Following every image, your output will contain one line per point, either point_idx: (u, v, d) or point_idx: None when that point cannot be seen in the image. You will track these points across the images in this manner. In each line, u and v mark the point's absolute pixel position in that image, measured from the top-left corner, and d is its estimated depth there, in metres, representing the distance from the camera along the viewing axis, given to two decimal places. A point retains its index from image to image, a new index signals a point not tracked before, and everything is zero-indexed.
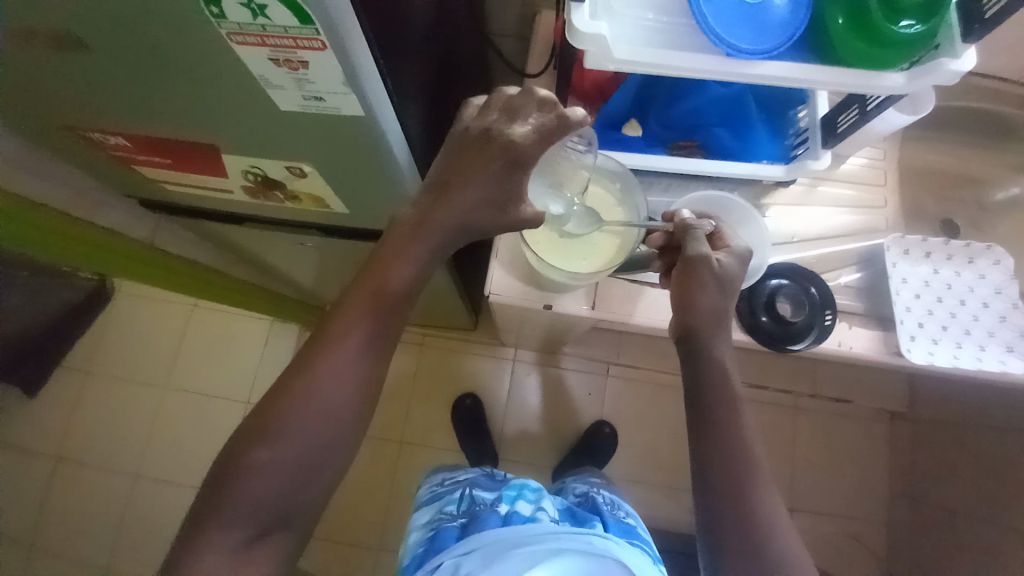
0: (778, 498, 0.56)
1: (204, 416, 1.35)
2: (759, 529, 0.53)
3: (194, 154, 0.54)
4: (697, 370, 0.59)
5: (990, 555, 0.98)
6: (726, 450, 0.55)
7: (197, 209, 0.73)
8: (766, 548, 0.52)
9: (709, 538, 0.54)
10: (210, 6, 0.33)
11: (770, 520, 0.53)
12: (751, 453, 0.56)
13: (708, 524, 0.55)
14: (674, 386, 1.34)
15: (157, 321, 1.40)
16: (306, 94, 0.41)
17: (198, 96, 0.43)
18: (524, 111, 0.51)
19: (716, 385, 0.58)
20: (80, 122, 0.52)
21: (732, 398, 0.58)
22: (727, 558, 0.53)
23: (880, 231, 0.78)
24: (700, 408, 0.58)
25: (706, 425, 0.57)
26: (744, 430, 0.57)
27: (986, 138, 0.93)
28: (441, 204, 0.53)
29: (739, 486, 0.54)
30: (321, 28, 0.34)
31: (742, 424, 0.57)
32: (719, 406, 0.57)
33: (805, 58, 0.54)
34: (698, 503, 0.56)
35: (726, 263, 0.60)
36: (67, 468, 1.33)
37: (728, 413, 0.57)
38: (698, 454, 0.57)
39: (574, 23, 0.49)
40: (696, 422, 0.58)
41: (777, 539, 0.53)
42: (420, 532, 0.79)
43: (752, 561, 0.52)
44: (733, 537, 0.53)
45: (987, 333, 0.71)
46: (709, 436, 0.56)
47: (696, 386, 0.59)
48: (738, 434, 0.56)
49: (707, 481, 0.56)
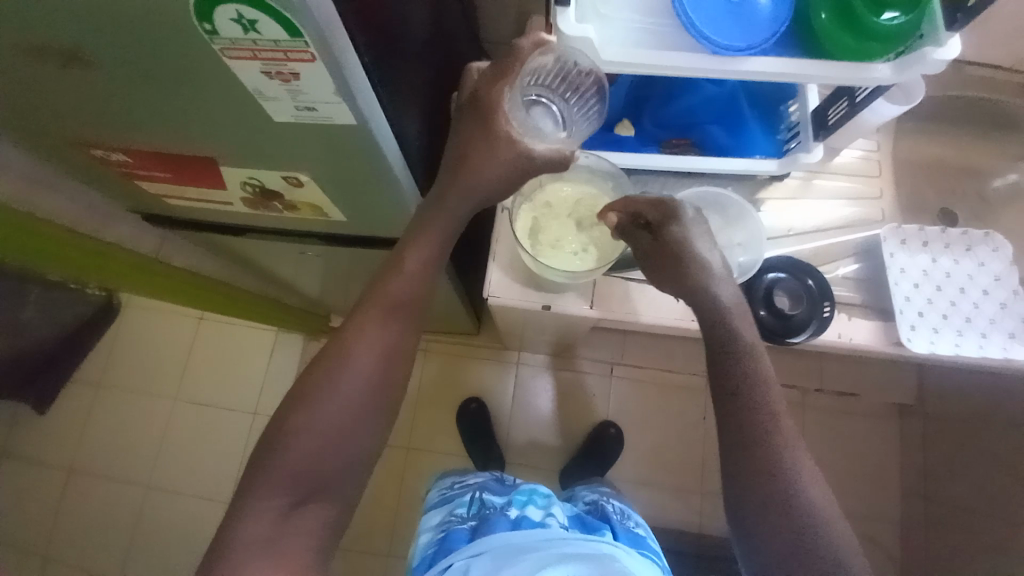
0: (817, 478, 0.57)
1: (213, 428, 1.37)
2: (786, 482, 0.55)
3: (194, 167, 0.55)
4: (723, 356, 0.60)
5: (1003, 550, 0.96)
6: (756, 435, 0.56)
7: (200, 222, 0.74)
8: (791, 501, 0.54)
9: (737, 492, 0.56)
10: (203, 23, 0.34)
11: (798, 475, 0.55)
12: (782, 440, 0.56)
13: (736, 481, 0.57)
14: (679, 386, 1.34)
15: (165, 333, 1.42)
16: (299, 105, 0.42)
17: (193, 109, 0.44)
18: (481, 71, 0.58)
19: (741, 371, 0.58)
20: (85, 139, 0.54)
21: (760, 386, 0.58)
22: (756, 509, 0.55)
23: (877, 222, 0.78)
24: (722, 372, 0.59)
25: (733, 413, 0.58)
26: (773, 417, 0.57)
27: (985, 127, 0.92)
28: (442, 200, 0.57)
29: (767, 444, 0.56)
30: (310, 40, 0.35)
31: (771, 411, 0.57)
32: (746, 393, 0.58)
33: (792, 53, 0.54)
34: (727, 487, 0.58)
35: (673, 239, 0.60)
36: (81, 480, 1.35)
37: (757, 401, 0.57)
38: (727, 440, 0.58)
39: (561, 27, 0.50)
40: (721, 410, 0.59)
41: (803, 491, 0.55)
42: (431, 533, 0.79)
43: (789, 545, 0.53)
44: (759, 492, 0.55)
45: (989, 321, 0.71)
46: (738, 424, 0.57)
47: (719, 371, 0.60)
48: (767, 420, 0.57)
49: (737, 468, 0.57)
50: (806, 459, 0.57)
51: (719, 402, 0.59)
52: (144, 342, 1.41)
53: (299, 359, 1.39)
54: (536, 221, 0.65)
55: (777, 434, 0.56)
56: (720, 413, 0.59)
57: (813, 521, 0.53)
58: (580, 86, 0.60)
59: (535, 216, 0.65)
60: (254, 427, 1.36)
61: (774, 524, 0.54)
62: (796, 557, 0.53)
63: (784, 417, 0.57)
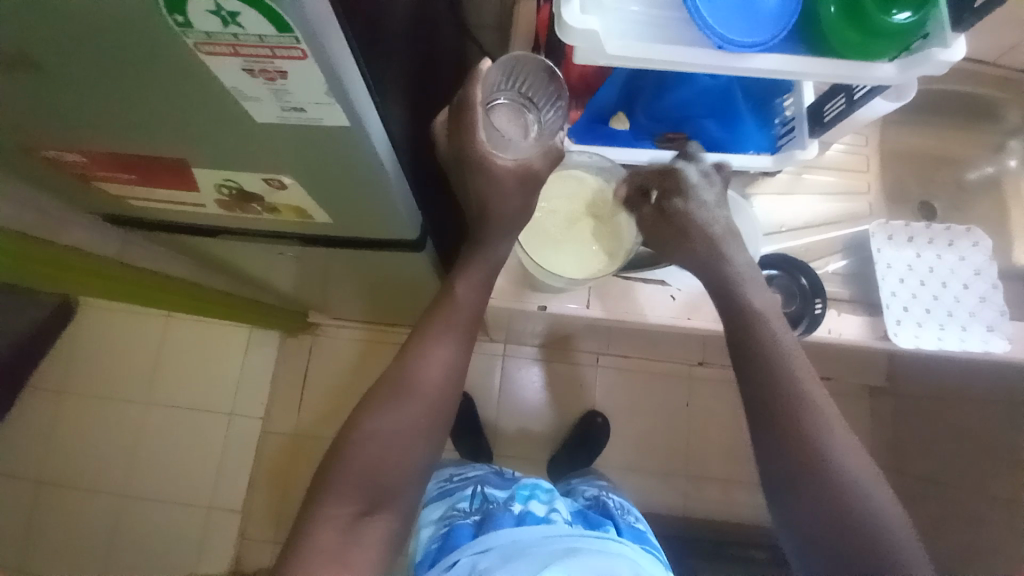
0: (854, 443, 0.56)
1: (191, 431, 1.31)
2: (823, 457, 0.54)
3: (162, 169, 0.50)
4: (740, 322, 0.61)
5: (971, 520, 1.03)
6: (781, 403, 0.56)
7: (167, 224, 0.68)
8: (828, 474, 0.54)
9: (771, 468, 0.56)
10: (174, 15, 0.30)
11: (834, 449, 0.54)
12: (810, 405, 0.56)
13: (773, 456, 0.56)
14: (664, 374, 1.35)
15: (129, 334, 1.34)
16: (285, 106, 0.38)
17: (162, 108, 0.40)
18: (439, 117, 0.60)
19: (766, 345, 0.59)
20: (31, 140, 0.48)
21: (779, 353, 0.58)
22: (795, 483, 0.54)
23: (864, 216, 0.81)
24: (745, 344, 0.60)
25: (754, 380, 0.58)
26: (799, 385, 0.57)
27: (963, 118, 0.94)
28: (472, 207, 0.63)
29: (803, 418, 0.56)
30: (300, 36, 0.31)
31: (795, 377, 0.57)
32: (766, 362, 0.58)
33: (796, 49, 0.53)
34: (760, 461, 0.58)
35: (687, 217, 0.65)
36: (47, 492, 1.27)
37: (783, 364, 0.58)
38: (754, 412, 0.58)
39: (564, 17, 0.47)
40: (751, 380, 0.59)
41: (842, 465, 0.54)
42: (433, 528, 0.78)
43: (827, 510, 0.53)
44: (795, 465, 0.54)
45: (969, 314, 0.73)
46: (763, 393, 0.58)
47: (743, 343, 0.60)
48: (792, 386, 0.57)
49: (768, 442, 0.56)
50: (840, 421, 0.56)
51: (749, 375, 0.59)
52: (108, 345, 1.33)
53: (276, 356, 1.34)
54: (535, 221, 0.67)
55: (804, 400, 0.56)
56: (748, 382, 0.59)
57: (851, 494, 0.53)
58: (542, 79, 0.59)
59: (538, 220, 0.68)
60: (234, 428, 1.31)
61: (810, 496, 0.54)
62: (841, 529, 0.52)
63: (810, 382, 0.57)
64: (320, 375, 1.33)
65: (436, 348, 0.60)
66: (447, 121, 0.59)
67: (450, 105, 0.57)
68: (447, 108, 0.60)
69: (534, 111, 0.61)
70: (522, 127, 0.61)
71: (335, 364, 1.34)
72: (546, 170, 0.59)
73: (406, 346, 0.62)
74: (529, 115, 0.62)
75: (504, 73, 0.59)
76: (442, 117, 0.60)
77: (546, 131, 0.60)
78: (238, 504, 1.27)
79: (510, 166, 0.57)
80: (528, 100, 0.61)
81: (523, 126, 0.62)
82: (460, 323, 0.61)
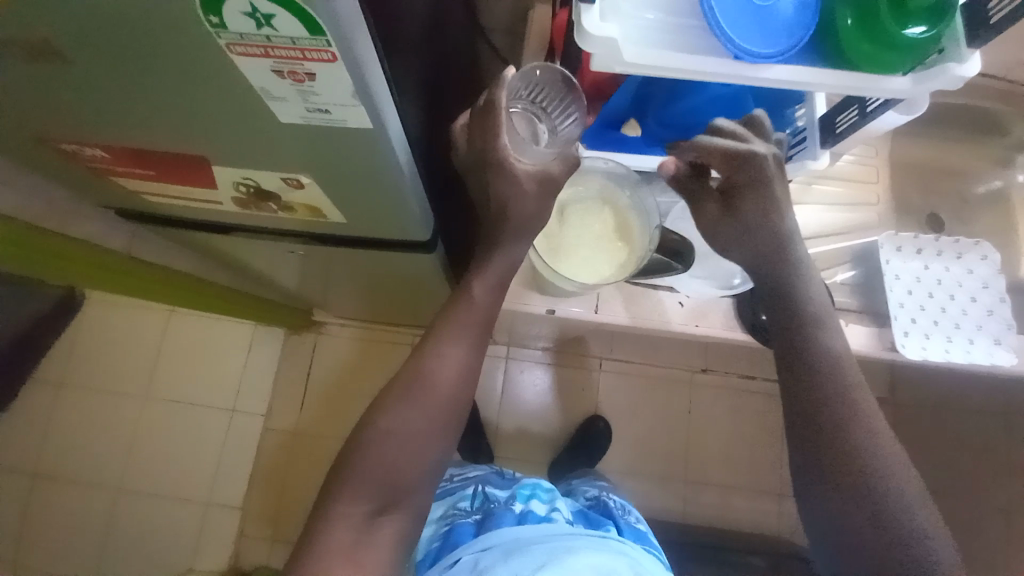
0: (895, 452, 0.56)
1: (192, 425, 1.31)
2: (862, 461, 0.54)
3: (181, 165, 0.51)
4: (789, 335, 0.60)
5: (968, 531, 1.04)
6: (827, 414, 0.56)
7: (181, 220, 0.68)
8: (867, 480, 0.54)
9: (810, 474, 0.56)
10: (209, 16, 0.31)
11: (875, 453, 0.55)
12: (858, 415, 0.56)
13: (815, 461, 0.56)
14: (665, 379, 1.36)
15: (132, 328, 1.34)
16: (310, 107, 0.39)
17: (186, 104, 0.40)
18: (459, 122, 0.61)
19: (812, 347, 0.58)
20: (54, 134, 0.48)
21: (833, 363, 0.57)
22: (832, 490, 0.55)
23: (873, 226, 0.82)
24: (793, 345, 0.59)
25: (802, 391, 0.58)
26: (849, 394, 0.56)
27: (969, 133, 0.95)
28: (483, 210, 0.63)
29: (845, 421, 0.55)
30: (333, 39, 0.32)
31: (846, 386, 0.57)
32: (808, 366, 0.58)
33: (814, 61, 0.53)
34: (797, 473, 0.58)
35: (750, 212, 0.61)
36: (46, 484, 1.27)
37: (826, 367, 0.57)
38: (790, 415, 0.58)
39: (584, 24, 0.48)
40: (793, 383, 0.58)
41: (881, 469, 0.54)
42: (434, 527, 0.78)
43: (861, 516, 0.54)
44: (835, 471, 0.55)
45: (976, 327, 0.73)
46: (801, 402, 0.57)
47: (789, 345, 0.59)
48: (841, 396, 0.56)
49: (810, 451, 0.56)
50: (884, 428, 0.56)
51: (791, 378, 0.58)
52: (110, 339, 1.33)
53: (279, 354, 1.35)
54: (550, 225, 0.67)
55: (852, 412, 0.56)
56: (791, 385, 0.58)
57: (890, 498, 0.54)
58: (558, 87, 0.62)
59: (555, 226, 0.67)
60: (235, 424, 1.31)
61: (843, 502, 0.54)
62: (871, 539, 0.53)
63: (860, 393, 0.57)
64: (322, 373, 1.34)
65: (448, 349, 0.60)
66: (466, 124, 0.60)
67: (471, 110, 0.58)
68: (469, 112, 0.61)
69: (546, 124, 0.63)
70: (532, 134, 0.61)
71: (337, 363, 1.34)
72: (563, 176, 0.59)
73: (420, 346, 0.62)
74: (541, 126, 0.62)
75: (525, 82, 0.60)
76: (461, 121, 0.61)
77: (562, 137, 0.62)
78: (237, 500, 1.27)
79: (528, 171, 0.57)
80: (541, 111, 0.63)
81: (534, 134, 0.61)
82: (475, 325, 0.62)
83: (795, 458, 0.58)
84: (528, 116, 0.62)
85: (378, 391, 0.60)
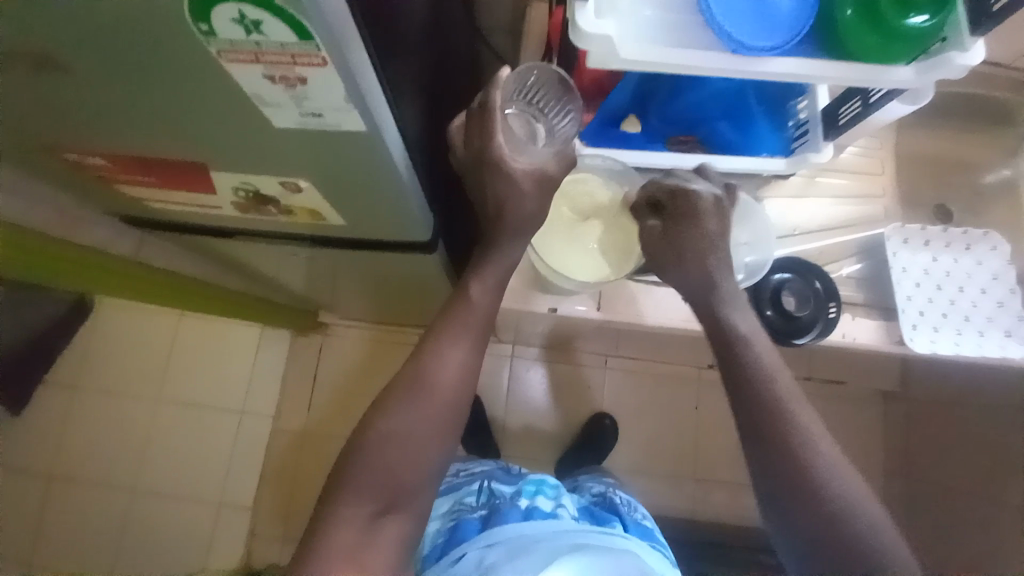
0: (842, 458, 0.55)
1: (202, 427, 1.32)
2: (813, 471, 0.53)
3: (181, 172, 0.51)
4: (725, 352, 0.61)
5: (983, 527, 1.02)
6: (772, 425, 0.56)
7: (185, 225, 0.69)
8: (823, 489, 0.53)
9: (767, 487, 0.55)
10: (199, 24, 0.31)
11: (825, 463, 0.54)
12: (796, 425, 0.55)
13: (766, 473, 0.55)
14: (671, 376, 1.35)
15: (142, 331, 1.36)
16: (304, 112, 0.39)
17: (182, 110, 0.40)
18: (455, 123, 0.60)
19: (751, 362, 0.59)
20: (56, 144, 0.49)
21: (764, 376, 0.58)
22: (792, 502, 0.53)
23: (879, 220, 0.80)
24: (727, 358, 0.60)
25: (744, 401, 0.58)
26: (783, 407, 0.56)
27: (980, 121, 0.92)
28: (482, 210, 0.63)
29: (791, 431, 0.55)
30: (321, 43, 0.32)
31: (781, 397, 0.57)
32: (749, 378, 0.58)
33: (813, 52, 0.52)
34: (758, 488, 0.57)
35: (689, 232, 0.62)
36: (62, 485, 1.29)
37: (766, 379, 0.58)
38: (744, 430, 0.58)
39: (578, 21, 0.47)
40: (738, 398, 0.58)
41: (834, 478, 0.53)
42: (440, 522, 0.77)
43: (826, 528, 0.52)
44: (792, 480, 0.53)
45: (987, 320, 0.72)
46: (749, 413, 0.57)
47: (725, 360, 0.60)
48: (781, 408, 0.56)
49: (761, 460, 0.56)
50: (826, 437, 0.56)
51: (735, 391, 0.59)
52: (121, 342, 1.35)
53: (287, 356, 1.36)
54: (550, 224, 0.67)
55: (794, 422, 0.55)
56: (735, 397, 0.59)
57: (850, 507, 0.52)
58: (555, 88, 0.61)
59: (554, 225, 0.67)
60: (244, 425, 1.33)
61: (805, 515, 0.53)
62: (838, 553, 0.51)
63: (795, 402, 0.57)
64: (330, 373, 1.35)
65: (448, 350, 0.60)
66: (462, 125, 0.59)
67: (466, 110, 0.58)
68: (465, 112, 0.61)
69: (544, 125, 0.63)
70: (530, 135, 0.61)
71: (342, 364, 1.35)
72: (560, 175, 0.59)
73: (420, 346, 0.62)
74: (539, 127, 0.62)
75: (520, 83, 0.60)
76: (458, 121, 0.60)
77: (560, 137, 0.63)
78: (247, 500, 1.29)
79: (525, 170, 0.58)
80: (539, 111, 0.63)
81: (532, 135, 0.62)
82: (475, 326, 0.62)
83: (754, 472, 0.57)
84: (526, 117, 0.62)
85: (379, 393, 0.61)
